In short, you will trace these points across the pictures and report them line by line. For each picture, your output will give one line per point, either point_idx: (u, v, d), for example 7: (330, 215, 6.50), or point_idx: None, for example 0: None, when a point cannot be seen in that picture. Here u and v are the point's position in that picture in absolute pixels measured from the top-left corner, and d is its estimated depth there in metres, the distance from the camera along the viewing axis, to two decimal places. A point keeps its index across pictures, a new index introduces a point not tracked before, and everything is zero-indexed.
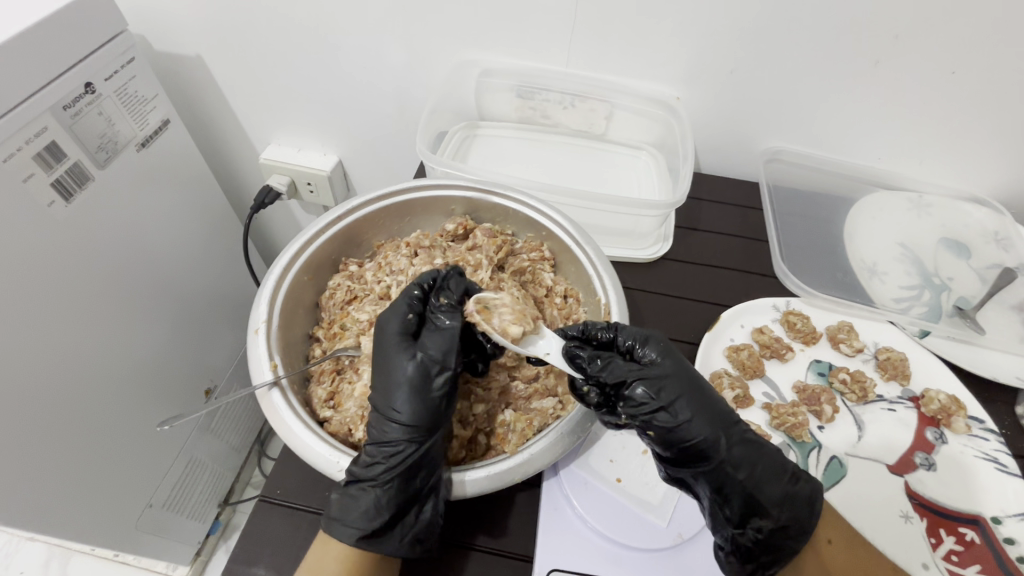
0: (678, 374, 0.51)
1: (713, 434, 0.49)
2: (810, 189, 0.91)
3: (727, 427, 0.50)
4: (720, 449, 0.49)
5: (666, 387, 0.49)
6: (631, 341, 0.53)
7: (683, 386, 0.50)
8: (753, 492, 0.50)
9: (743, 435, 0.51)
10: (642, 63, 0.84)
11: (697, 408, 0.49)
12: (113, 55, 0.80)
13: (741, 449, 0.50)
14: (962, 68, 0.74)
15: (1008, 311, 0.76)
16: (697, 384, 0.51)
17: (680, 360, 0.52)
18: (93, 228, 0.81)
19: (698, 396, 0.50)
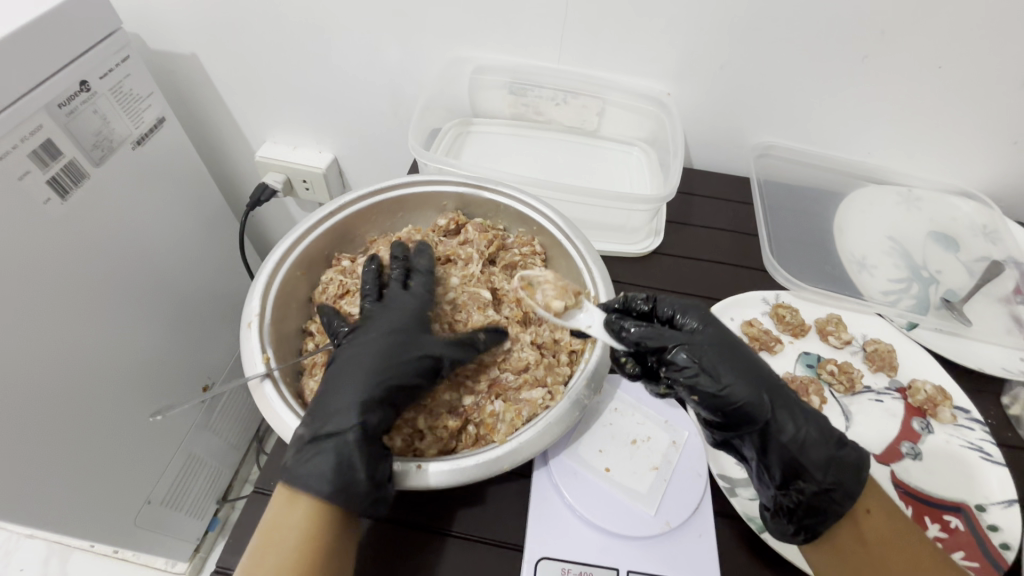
0: (719, 339, 0.52)
1: (759, 396, 0.50)
2: (802, 183, 0.91)
3: (772, 389, 0.51)
4: (766, 410, 0.50)
5: (708, 351, 0.51)
6: (670, 311, 0.56)
7: (727, 350, 0.51)
8: (798, 451, 0.50)
9: (789, 398, 0.52)
10: (633, 59, 0.85)
11: (740, 372, 0.50)
12: (107, 54, 0.80)
13: (789, 411, 0.51)
14: (949, 64, 0.75)
15: (995, 303, 0.77)
16: (741, 349, 0.53)
17: (722, 328, 0.54)
18: (89, 226, 0.81)
19: (742, 360, 0.51)
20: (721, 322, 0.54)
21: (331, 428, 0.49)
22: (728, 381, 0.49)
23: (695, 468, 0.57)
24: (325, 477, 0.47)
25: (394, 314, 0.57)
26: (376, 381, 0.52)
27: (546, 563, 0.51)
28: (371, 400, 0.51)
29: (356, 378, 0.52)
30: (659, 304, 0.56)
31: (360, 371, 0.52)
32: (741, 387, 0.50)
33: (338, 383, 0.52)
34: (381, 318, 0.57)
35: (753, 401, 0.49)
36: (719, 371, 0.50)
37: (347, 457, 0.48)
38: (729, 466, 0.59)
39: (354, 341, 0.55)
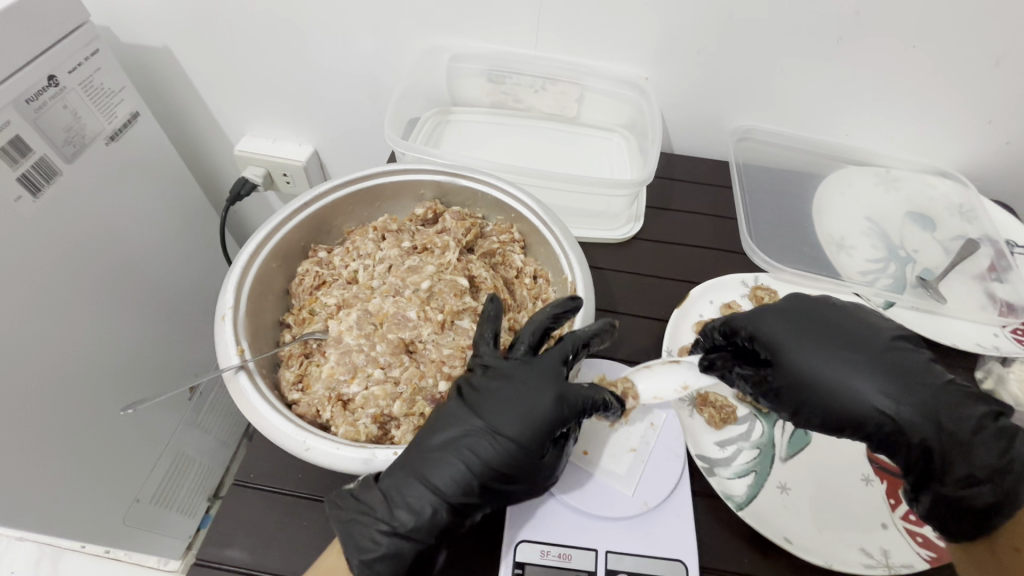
0: (802, 338, 0.54)
1: (870, 415, 0.50)
2: (781, 166, 0.92)
3: (882, 373, 0.51)
4: (883, 426, 0.50)
5: (803, 366, 0.53)
6: (755, 335, 0.56)
7: (818, 351, 0.53)
8: (943, 450, 0.49)
9: (904, 371, 0.51)
10: (610, 44, 0.84)
11: (836, 401, 0.51)
12: (76, 46, 0.79)
13: (904, 396, 0.50)
14: (924, 43, 0.75)
15: (970, 281, 0.78)
16: (834, 336, 0.54)
17: (802, 322, 0.56)
18: (64, 225, 0.80)
19: (838, 349, 0.53)
20: (797, 322, 0.56)
21: (416, 532, 0.47)
22: (833, 393, 0.51)
23: (673, 450, 0.58)
24: (383, 571, 0.47)
25: (535, 385, 0.52)
26: (499, 455, 0.49)
27: (526, 546, 0.52)
28: (490, 477, 0.49)
29: (456, 479, 0.49)
30: (734, 321, 0.58)
31: (463, 478, 0.49)
32: (853, 396, 0.51)
33: (431, 478, 0.48)
34: (501, 412, 0.50)
35: (864, 404, 0.50)
36: (822, 386, 0.52)
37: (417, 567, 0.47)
38: (708, 446, 0.60)
39: (457, 427, 0.50)
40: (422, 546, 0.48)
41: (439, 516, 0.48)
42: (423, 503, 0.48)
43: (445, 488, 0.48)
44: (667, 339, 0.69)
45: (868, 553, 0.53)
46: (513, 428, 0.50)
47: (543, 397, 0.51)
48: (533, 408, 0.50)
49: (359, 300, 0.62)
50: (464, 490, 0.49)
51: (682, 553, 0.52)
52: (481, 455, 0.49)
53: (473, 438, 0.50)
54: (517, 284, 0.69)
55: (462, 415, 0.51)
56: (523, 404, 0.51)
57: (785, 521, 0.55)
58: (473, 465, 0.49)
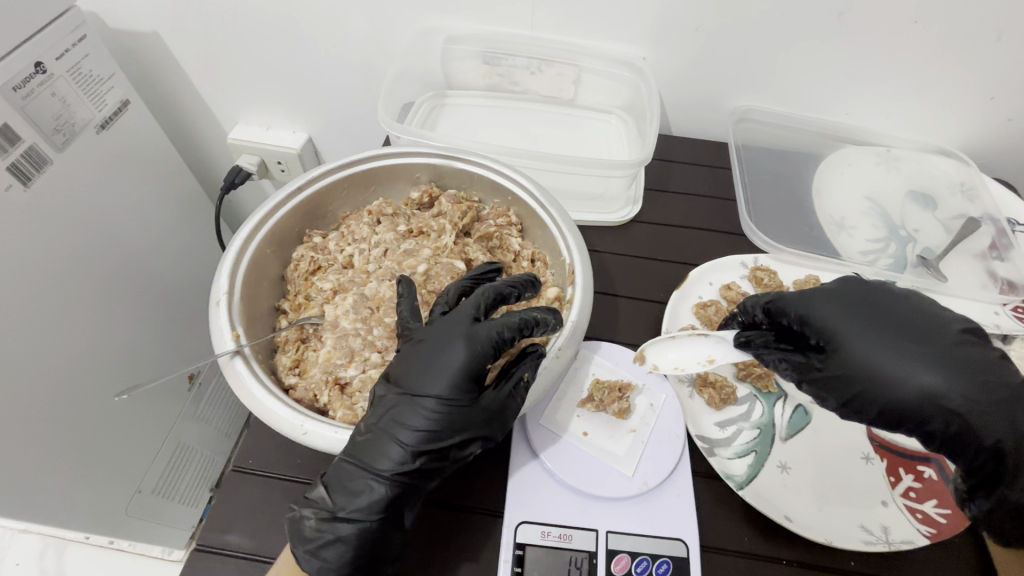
0: (856, 323, 0.52)
1: (919, 405, 0.48)
2: (781, 146, 0.91)
3: (945, 365, 0.48)
4: (940, 419, 0.47)
5: (856, 353, 0.50)
6: (807, 321, 0.54)
7: (874, 337, 0.50)
8: (1015, 451, 0.46)
9: (972, 365, 0.48)
10: (607, 23, 0.83)
11: (887, 392, 0.49)
12: (63, 32, 0.77)
13: (970, 390, 0.47)
14: (925, 18, 0.74)
15: (970, 260, 0.78)
16: (895, 323, 0.51)
17: (859, 306, 0.53)
18: (57, 215, 0.79)
19: (899, 336, 0.50)
20: (859, 308, 0.53)
21: (358, 514, 0.47)
22: (888, 382, 0.49)
23: (674, 430, 0.58)
24: (333, 555, 0.47)
25: (443, 340, 0.50)
26: (422, 420, 0.48)
27: (525, 527, 0.52)
28: (422, 443, 0.48)
29: (391, 454, 0.47)
30: (780, 303, 0.56)
31: (396, 454, 0.47)
32: (902, 384, 0.48)
33: (365, 459, 0.47)
34: (419, 376, 0.49)
35: (917, 395, 0.48)
36: (877, 374, 0.49)
37: (366, 550, 0.47)
38: (707, 427, 0.60)
39: (381, 403, 0.50)
40: (367, 526, 0.47)
41: (378, 492, 0.47)
42: (360, 485, 0.47)
43: (379, 466, 0.47)
44: (667, 320, 0.69)
45: (868, 529, 0.53)
46: (429, 387, 0.49)
47: (451, 349, 0.50)
48: (446, 359, 0.49)
49: (355, 284, 0.62)
50: (399, 461, 0.47)
51: (683, 532, 0.52)
52: (410, 424, 0.48)
53: (396, 410, 0.49)
54: (514, 268, 0.68)
55: (383, 390, 0.50)
56: (437, 360, 0.49)
57: (787, 500, 0.55)
58: (404, 437, 0.47)
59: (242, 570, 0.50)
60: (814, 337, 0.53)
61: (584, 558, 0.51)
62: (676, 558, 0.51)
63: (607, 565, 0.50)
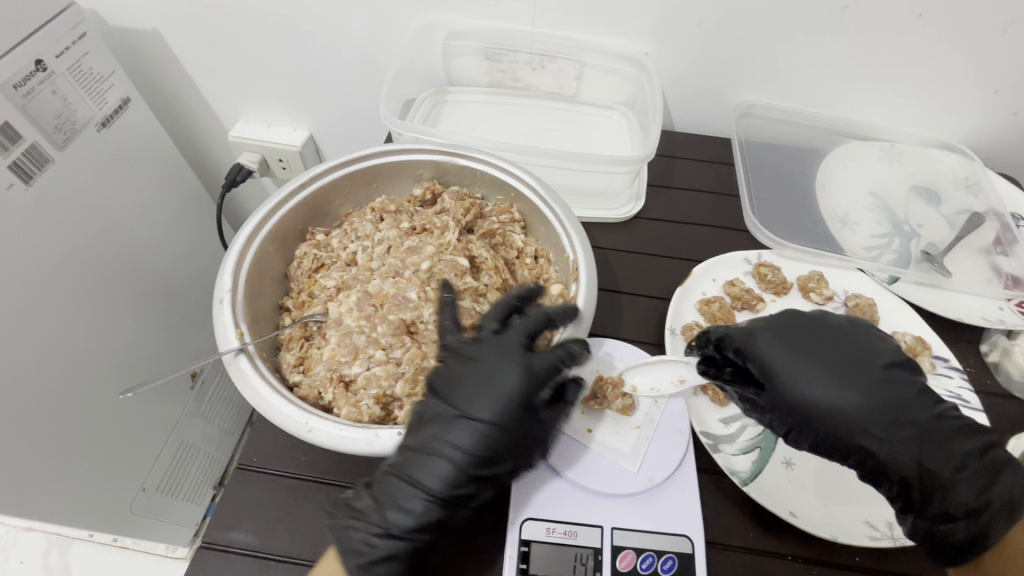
0: (795, 360, 0.54)
1: (852, 439, 0.51)
2: (783, 142, 0.90)
3: (871, 402, 0.51)
4: (869, 451, 0.51)
5: (795, 391, 0.53)
6: (751, 359, 0.55)
7: (810, 373, 0.53)
8: (920, 484, 0.50)
9: (893, 401, 0.51)
10: (609, 18, 0.82)
11: (825, 425, 0.52)
12: (62, 30, 0.77)
13: (891, 425, 0.51)
14: (929, 11, 0.73)
15: (975, 255, 0.78)
16: (829, 360, 0.54)
17: (798, 341, 0.55)
18: (58, 213, 0.79)
19: (834, 372, 0.53)
20: (797, 346, 0.55)
21: (410, 531, 0.47)
22: (822, 417, 0.52)
23: (679, 426, 0.58)
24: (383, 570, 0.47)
25: (496, 367, 0.51)
26: (476, 446, 0.48)
27: (530, 524, 0.52)
28: (476, 467, 0.48)
29: (444, 476, 0.48)
30: (728, 337, 0.57)
31: (450, 475, 0.48)
32: (837, 420, 0.51)
33: (418, 477, 0.48)
34: (473, 401, 0.50)
35: (845, 429, 0.51)
36: (811, 409, 0.52)
37: (413, 561, 0.48)
38: (712, 424, 0.60)
39: (436, 421, 0.50)
40: (417, 542, 0.48)
41: (431, 510, 0.47)
42: (412, 503, 0.47)
43: (432, 485, 0.47)
44: (671, 317, 0.69)
45: (873, 525, 0.53)
46: (484, 412, 0.49)
47: (508, 376, 0.50)
48: (504, 384, 0.50)
49: (359, 282, 0.62)
50: (451, 481, 0.48)
51: (688, 528, 0.52)
52: (463, 445, 0.48)
53: (451, 430, 0.49)
54: (518, 264, 0.68)
55: (438, 407, 0.50)
56: (492, 386, 0.50)
57: (792, 496, 0.55)
58: (456, 457, 0.48)
59: (249, 567, 0.50)
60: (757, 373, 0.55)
61: (589, 554, 0.51)
62: (682, 555, 0.51)
63: (612, 562, 0.51)
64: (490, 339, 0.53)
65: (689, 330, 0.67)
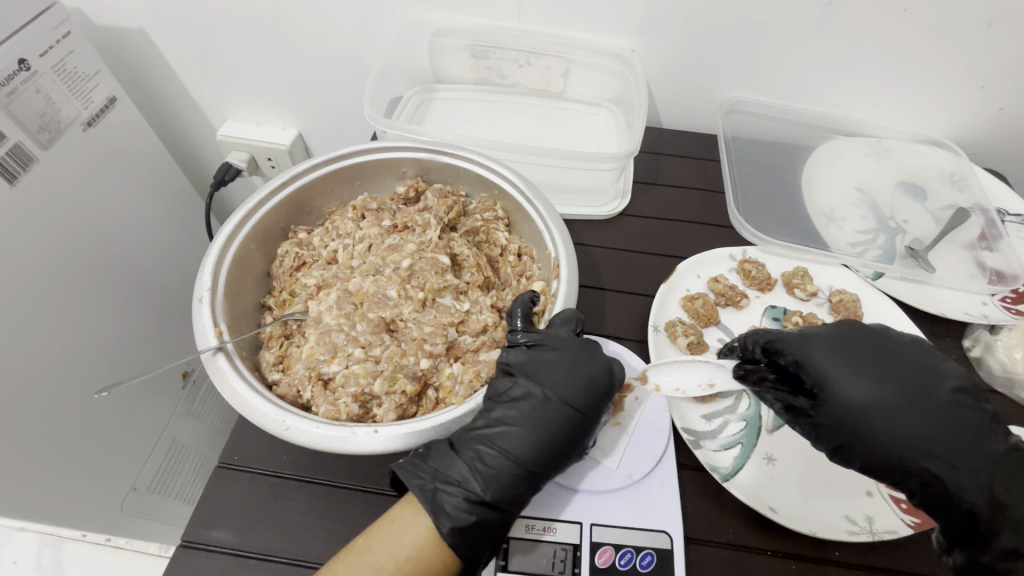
0: (855, 371, 0.50)
1: (907, 458, 0.48)
2: (770, 138, 0.90)
3: (935, 423, 0.48)
4: (924, 472, 0.47)
5: (849, 403, 0.49)
6: (807, 367, 0.52)
7: (869, 389, 0.49)
8: (990, 517, 0.46)
9: (963, 427, 0.48)
10: (596, 15, 0.82)
11: (881, 440, 0.48)
12: (46, 29, 0.76)
13: (955, 450, 0.47)
14: (914, 6, 0.73)
15: (960, 250, 0.78)
16: (890, 374, 0.50)
17: (858, 353, 0.51)
18: (43, 212, 0.79)
19: (898, 390, 0.49)
20: (858, 356, 0.51)
21: (503, 500, 0.48)
22: (878, 432, 0.48)
23: (659, 423, 0.58)
24: (471, 536, 0.46)
25: (586, 362, 0.53)
26: (563, 432, 0.50)
27: None
28: (559, 451, 0.50)
29: (534, 453, 0.49)
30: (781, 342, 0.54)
31: (541, 453, 0.49)
32: (895, 437, 0.48)
33: (513, 450, 0.49)
34: (565, 388, 0.51)
35: (903, 450, 0.48)
36: (866, 428, 0.49)
37: (496, 533, 0.48)
38: (694, 420, 0.60)
39: (528, 401, 0.51)
40: (505, 511, 0.48)
41: (518, 484, 0.49)
42: (505, 473, 0.48)
43: (523, 458, 0.49)
44: (655, 314, 0.69)
45: (852, 520, 0.53)
46: (575, 399, 0.51)
47: (599, 370, 0.53)
48: (594, 378, 0.52)
49: (339, 280, 0.62)
50: (539, 459, 0.49)
51: (667, 524, 0.52)
52: (551, 427, 0.50)
53: (542, 411, 0.51)
54: (501, 262, 0.68)
55: (530, 387, 0.52)
56: (583, 379, 0.52)
57: (771, 492, 0.55)
58: (547, 434, 0.50)
59: (228, 566, 0.50)
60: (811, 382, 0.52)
61: (568, 550, 0.51)
62: (661, 551, 0.51)
63: (591, 559, 0.50)
64: (582, 342, 0.54)
65: (672, 327, 0.67)
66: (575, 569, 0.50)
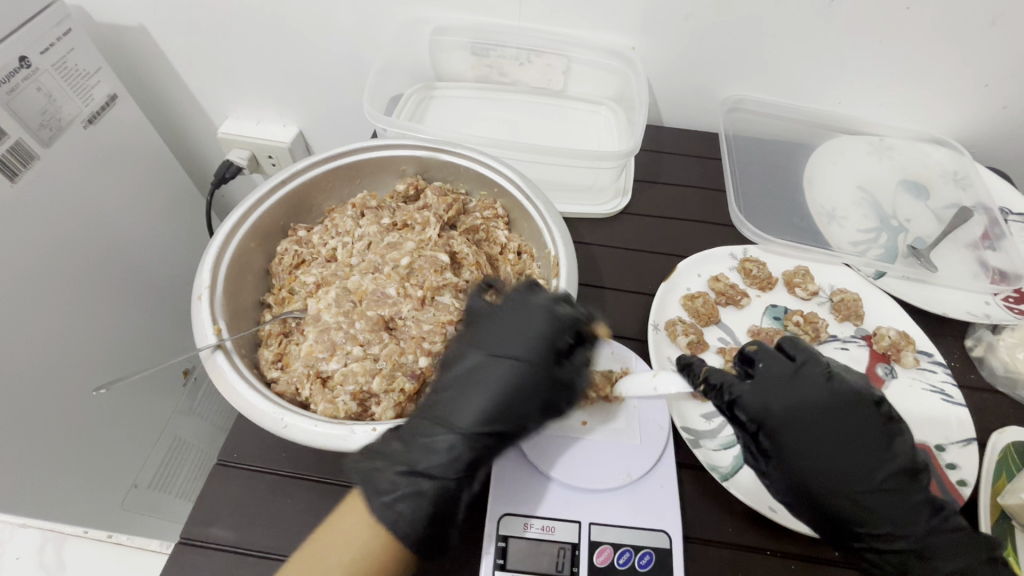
0: (815, 440, 0.49)
1: (845, 529, 0.49)
2: (772, 136, 0.90)
3: (878, 501, 0.48)
4: (859, 542, 0.49)
5: (804, 472, 0.49)
6: (768, 430, 0.50)
7: (821, 453, 0.49)
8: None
9: (902, 508, 0.48)
10: (596, 13, 0.82)
11: (828, 509, 0.49)
12: (45, 27, 0.76)
13: (899, 519, 0.48)
14: (917, 4, 0.73)
15: (962, 249, 0.77)
16: (848, 447, 0.50)
17: (820, 419, 0.50)
18: (42, 208, 0.78)
19: (850, 453, 0.49)
20: (816, 420, 0.50)
21: (435, 465, 0.49)
22: (826, 501, 0.49)
23: (658, 422, 0.58)
24: (405, 509, 0.48)
25: (520, 316, 0.54)
26: (501, 390, 0.51)
27: (509, 519, 0.52)
28: (502, 409, 0.51)
29: (478, 408, 0.50)
30: (745, 397, 0.51)
31: (484, 413, 0.50)
32: (839, 510, 0.49)
33: (449, 412, 0.51)
34: (502, 345, 0.53)
35: (845, 517, 0.49)
36: (815, 491, 0.49)
37: (438, 503, 0.48)
38: (694, 419, 0.60)
39: (463, 362, 0.53)
40: (444, 482, 0.49)
41: (456, 442, 0.50)
42: (439, 434, 0.50)
43: (462, 417, 0.50)
44: (655, 313, 0.69)
45: None
46: (514, 353, 0.53)
47: (534, 323, 0.53)
48: (532, 324, 0.53)
49: (338, 278, 0.62)
50: (482, 418, 0.50)
51: (666, 524, 0.52)
52: (496, 380, 0.52)
53: (482, 371, 0.52)
54: (501, 260, 0.68)
55: (466, 350, 0.54)
56: (519, 337, 0.53)
57: (772, 492, 0.55)
58: (489, 392, 0.51)
59: (226, 564, 0.50)
60: (769, 441, 0.50)
61: (566, 549, 0.51)
62: (659, 550, 0.51)
63: (589, 557, 0.50)
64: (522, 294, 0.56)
65: (672, 326, 0.67)
66: (574, 568, 0.50)
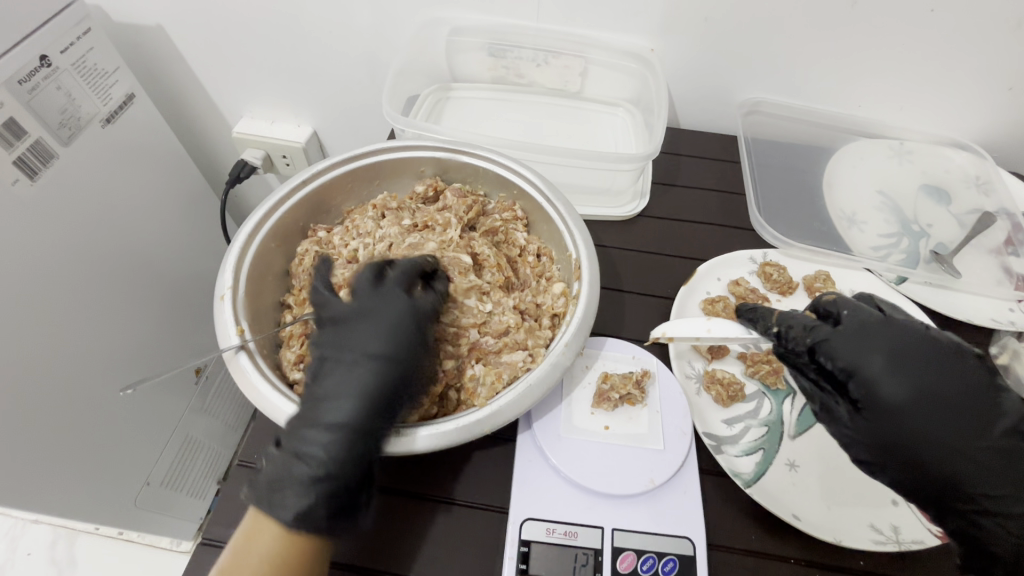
0: (914, 392, 0.49)
1: (945, 484, 0.48)
2: (791, 139, 0.89)
3: (981, 456, 0.48)
4: (961, 499, 0.48)
5: (900, 424, 0.48)
6: (857, 378, 0.50)
7: (920, 405, 0.49)
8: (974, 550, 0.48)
9: (1008, 462, 0.48)
10: (615, 14, 0.82)
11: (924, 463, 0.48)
12: (65, 26, 0.76)
13: (1005, 471, 0.47)
14: (941, 6, 0.72)
15: (985, 255, 0.77)
16: (947, 398, 0.49)
17: (917, 369, 0.50)
18: (61, 206, 0.79)
19: (951, 406, 0.49)
20: (916, 370, 0.49)
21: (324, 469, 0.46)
22: (923, 454, 0.48)
23: (682, 428, 0.57)
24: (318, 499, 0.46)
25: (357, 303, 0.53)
26: (371, 377, 0.49)
27: (531, 524, 0.52)
28: (379, 397, 0.49)
29: (359, 382, 0.48)
30: (831, 344, 0.52)
31: (367, 385, 0.49)
32: (941, 465, 0.48)
33: (316, 414, 0.48)
34: (347, 336, 0.51)
35: (944, 476, 0.48)
36: (913, 444, 0.48)
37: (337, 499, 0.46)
38: (715, 424, 0.60)
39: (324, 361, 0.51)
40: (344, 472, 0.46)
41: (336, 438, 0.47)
42: (330, 436, 0.47)
43: (341, 413, 0.47)
44: (675, 316, 0.68)
45: (877, 529, 0.53)
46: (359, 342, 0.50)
47: (367, 308, 0.52)
48: (367, 306, 0.52)
49: None
50: (361, 411, 0.48)
51: (689, 530, 0.52)
52: (363, 367, 0.49)
53: (342, 369, 0.50)
54: (520, 262, 0.68)
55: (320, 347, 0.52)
56: (357, 327, 0.51)
57: (795, 499, 0.54)
58: (358, 386, 0.48)
59: None
60: (856, 390, 0.50)
61: (589, 555, 0.50)
62: (684, 557, 0.50)
63: (613, 563, 0.50)
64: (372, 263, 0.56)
65: None
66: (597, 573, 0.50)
